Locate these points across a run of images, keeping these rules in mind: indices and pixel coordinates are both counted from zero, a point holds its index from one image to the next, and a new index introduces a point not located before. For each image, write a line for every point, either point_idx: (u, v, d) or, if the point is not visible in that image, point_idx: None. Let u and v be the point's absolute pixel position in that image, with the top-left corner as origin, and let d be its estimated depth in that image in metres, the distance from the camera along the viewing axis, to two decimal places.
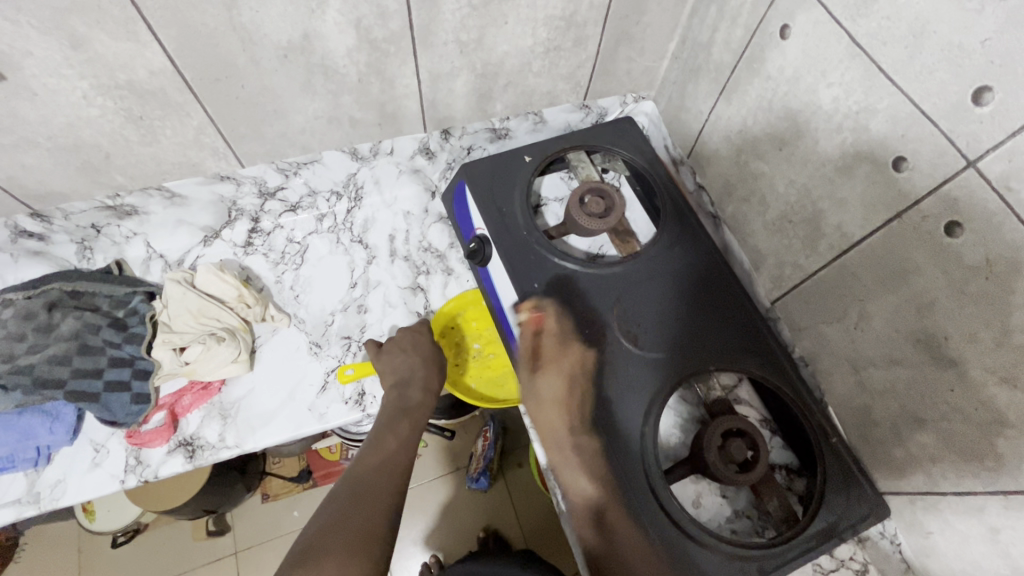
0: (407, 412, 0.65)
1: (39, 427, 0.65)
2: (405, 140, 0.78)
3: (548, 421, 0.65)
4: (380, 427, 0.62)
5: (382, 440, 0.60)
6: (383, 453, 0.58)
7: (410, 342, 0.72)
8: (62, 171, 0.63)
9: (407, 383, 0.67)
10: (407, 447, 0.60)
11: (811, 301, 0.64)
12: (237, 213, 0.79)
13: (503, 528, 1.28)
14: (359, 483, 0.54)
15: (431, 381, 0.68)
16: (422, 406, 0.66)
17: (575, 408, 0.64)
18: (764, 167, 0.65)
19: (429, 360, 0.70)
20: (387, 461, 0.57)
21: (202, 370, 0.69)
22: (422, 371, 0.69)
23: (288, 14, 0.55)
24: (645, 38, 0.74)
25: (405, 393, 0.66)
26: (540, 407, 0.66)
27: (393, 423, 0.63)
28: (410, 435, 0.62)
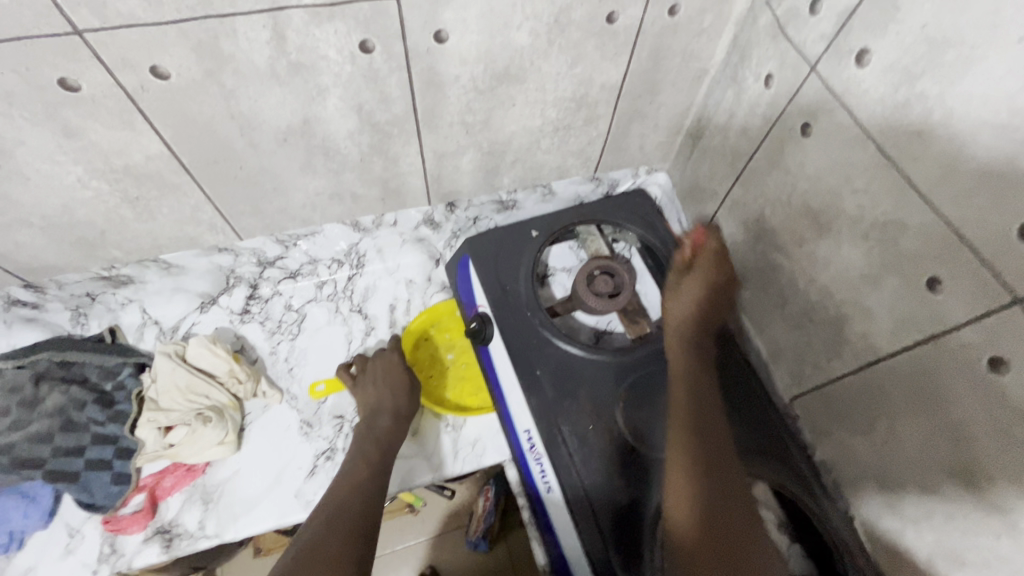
0: (377, 441, 0.65)
1: (13, 511, 0.63)
2: (410, 213, 0.76)
3: (676, 319, 0.61)
4: (351, 458, 0.63)
5: (353, 471, 0.61)
6: (350, 484, 0.59)
7: (380, 371, 0.71)
8: (55, 247, 0.62)
9: (376, 412, 0.67)
10: (377, 473, 0.61)
11: (832, 405, 0.59)
12: (235, 280, 0.78)
13: None
14: (332, 512, 0.54)
15: (402, 410, 0.68)
16: (391, 432, 0.66)
17: (698, 348, 0.60)
18: (782, 259, 0.61)
19: (398, 389, 0.70)
20: (357, 490, 0.58)
21: (186, 453, 0.67)
22: (391, 400, 0.68)
23: (287, 102, 0.53)
24: (659, 117, 0.72)
25: (374, 422, 0.66)
26: (680, 302, 0.62)
27: (363, 451, 0.64)
28: (380, 463, 0.63)
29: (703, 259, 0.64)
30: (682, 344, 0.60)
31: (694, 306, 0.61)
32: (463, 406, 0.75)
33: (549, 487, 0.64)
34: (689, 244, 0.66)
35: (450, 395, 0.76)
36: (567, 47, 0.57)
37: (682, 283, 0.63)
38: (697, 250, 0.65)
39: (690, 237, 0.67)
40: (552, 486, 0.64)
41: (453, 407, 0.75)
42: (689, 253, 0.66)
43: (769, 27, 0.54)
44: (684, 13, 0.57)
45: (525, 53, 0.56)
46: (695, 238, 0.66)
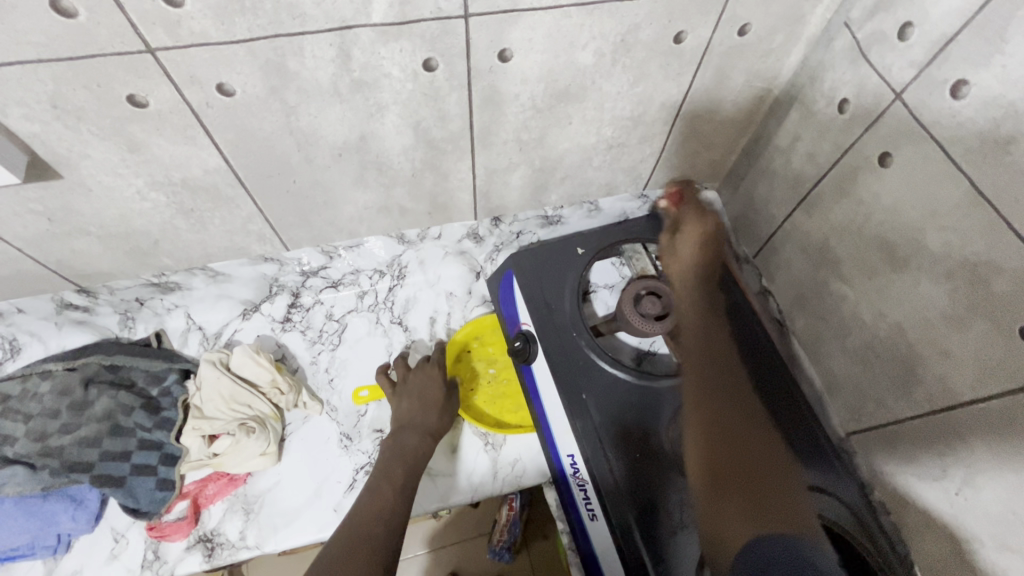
0: (402, 459, 0.63)
1: (62, 514, 0.63)
2: (454, 227, 0.75)
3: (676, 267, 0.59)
4: (377, 474, 0.61)
5: (376, 489, 0.59)
6: (377, 502, 0.57)
7: (416, 385, 0.71)
8: (110, 255, 0.63)
9: (406, 428, 0.66)
10: (404, 493, 0.59)
11: (897, 446, 0.57)
12: (278, 289, 0.78)
13: None
14: (355, 532, 0.52)
15: (431, 429, 0.67)
16: (418, 452, 0.64)
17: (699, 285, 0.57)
18: (846, 290, 0.59)
19: (430, 405, 0.69)
20: (385, 509, 0.56)
21: (230, 463, 0.67)
22: (422, 417, 0.68)
23: (347, 118, 0.53)
24: (716, 135, 0.70)
25: (402, 440, 0.65)
26: (672, 255, 0.60)
27: (389, 470, 0.62)
28: (407, 483, 0.60)
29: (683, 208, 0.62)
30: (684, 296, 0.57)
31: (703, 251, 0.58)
32: (500, 423, 0.75)
33: (593, 515, 0.63)
34: (668, 197, 0.67)
35: (487, 410, 0.76)
36: (630, 66, 0.56)
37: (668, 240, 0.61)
38: (677, 197, 0.65)
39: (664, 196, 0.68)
40: (596, 515, 0.62)
41: (490, 423, 0.74)
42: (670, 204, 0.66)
43: (847, 50, 0.52)
44: (756, 32, 0.55)
45: (588, 72, 0.55)
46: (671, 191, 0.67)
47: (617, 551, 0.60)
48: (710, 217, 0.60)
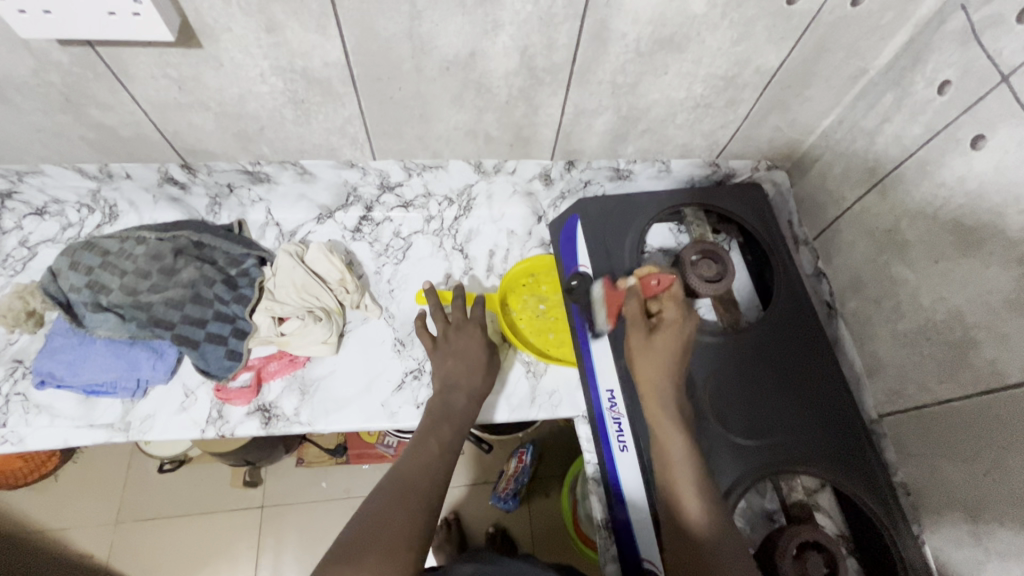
0: (450, 418, 0.65)
1: (144, 361, 0.70)
2: (530, 164, 0.78)
3: (652, 386, 0.63)
4: (424, 429, 0.64)
5: (423, 444, 0.62)
6: (425, 458, 0.60)
7: (460, 344, 0.71)
8: (219, 134, 0.68)
9: (452, 389, 0.67)
10: (449, 453, 0.61)
11: (933, 428, 0.59)
12: (354, 199, 0.82)
13: (512, 527, 1.30)
14: (403, 487, 0.55)
15: (476, 391, 0.68)
16: (465, 414, 0.66)
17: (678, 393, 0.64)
18: (907, 273, 0.60)
19: (475, 367, 0.69)
20: (433, 465, 0.59)
21: (295, 344, 0.72)
22: (467, 379, 0.68)
23: (463, 32, 0.56)
24: (801, 111, 0.71)
25: (450, 399, 0.67)
26: (649, 364, 0.64)
27: (436, 428, 0.64)
28: (452, 444, 0.63)
29: (667, 307, 0.67)
30: (667, 392, 0.63)
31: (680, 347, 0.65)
32: (543, 352, 0.78)
33: (624, 446, 0.66)
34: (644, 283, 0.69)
35: (531, 339, 0.79)
36: (738, 23, 0.57)
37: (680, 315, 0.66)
38: (664, 293, 0.68)
39: (642, 278, 0.69)
40: (627, 446, 0.66)
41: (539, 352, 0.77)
42: (649, 296, 0.69)
43: (958, 32, 0.53)
44: (870, 4, 0.56)
45: (695, 22, 0.57)
46: (651, 280, 0.68)
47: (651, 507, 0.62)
48: (690, 321, 0.67)
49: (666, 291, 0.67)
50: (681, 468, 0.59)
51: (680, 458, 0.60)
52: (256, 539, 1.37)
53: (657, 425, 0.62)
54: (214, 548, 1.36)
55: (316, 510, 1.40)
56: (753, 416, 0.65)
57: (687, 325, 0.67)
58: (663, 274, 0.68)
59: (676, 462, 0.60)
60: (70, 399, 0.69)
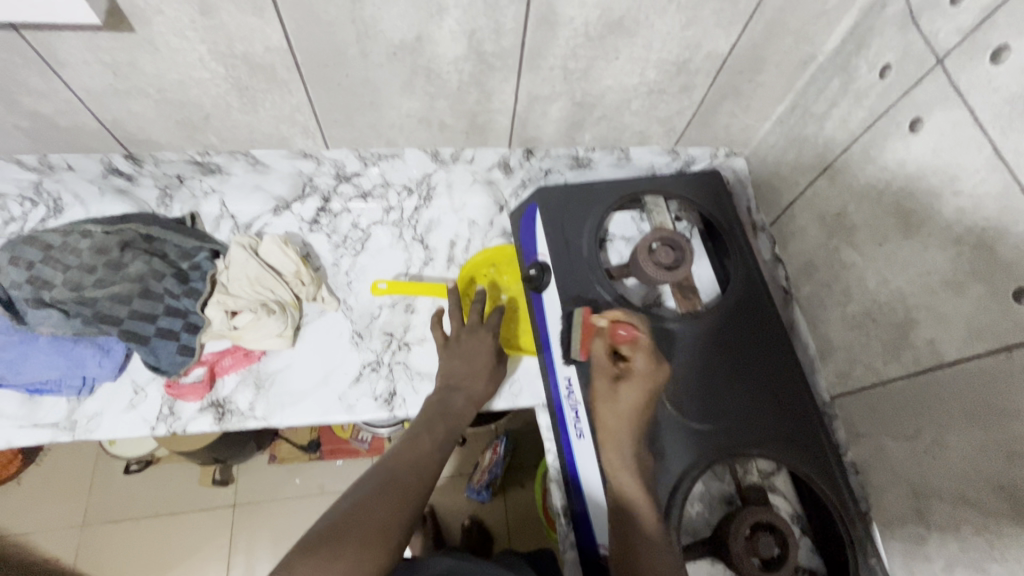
0: (444, 416, 0.64)
1: (90, 358, 0.68)
2: (487, 152, 0.78)
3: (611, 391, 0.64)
4: (419, 424, 0.63)
5: (416, 440, 0.60)
6: (417, 452, 0.58)
7: (466, 346, 0.70)
8: (163, 123, 0.66)
9: (454, 390, 0.67)
10: (441, 451, 0.60)
11: (878, 408, 0.60)
12: (311, 190, 0.80)
13: (486, 518, 1.30)
14: (391, 479, 0.54)
15: (476, 396, 0.68)
16: (461, 415, 0.66)
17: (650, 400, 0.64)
18: (855, 256, 0.61)
19: (480, 372, 0.69)
20: (424, 460, 0.58)
21: (248, 338, 0.71)
22: (470, 382, 0.68)
23: (407, 15, 0.55)
24: (754, 97, 0.71)
25: (448, 399, 0.66)
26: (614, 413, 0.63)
27: (430, 426, 0.63)
28: (445, 442, 0.62)
29: (636, 356, 0.64)
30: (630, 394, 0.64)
31: (637, 403, 0.63)
32: (502, 342, 0.77)
33: (580, 433, 0.66)
34: (613, 328, 0.66)
35: (491, 329, 0.78)
36: (685, 7, 0.57)
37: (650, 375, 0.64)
38: (631, 343, 0.65)
39: (612, 322, 0.66)
40: (584, 433, 0.66)
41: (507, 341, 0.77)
42: (616, 341, 0.66)
43: (898, 16, 0.54)
44: None
45: (642, 6, 0.57)
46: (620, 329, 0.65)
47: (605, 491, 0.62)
48: (660, 372, 0.64)
49: (632, 345, 0.65)
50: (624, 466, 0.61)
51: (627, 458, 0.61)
52: (227, 539, 1.35)
53: (613, 476, 0.61)
54: (184, 548, 1.34)
55: (289, 507, 1.39)
56: (708, 399, 0.66)
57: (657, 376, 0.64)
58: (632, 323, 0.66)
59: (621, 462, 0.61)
60: (13, 399, 0.67)
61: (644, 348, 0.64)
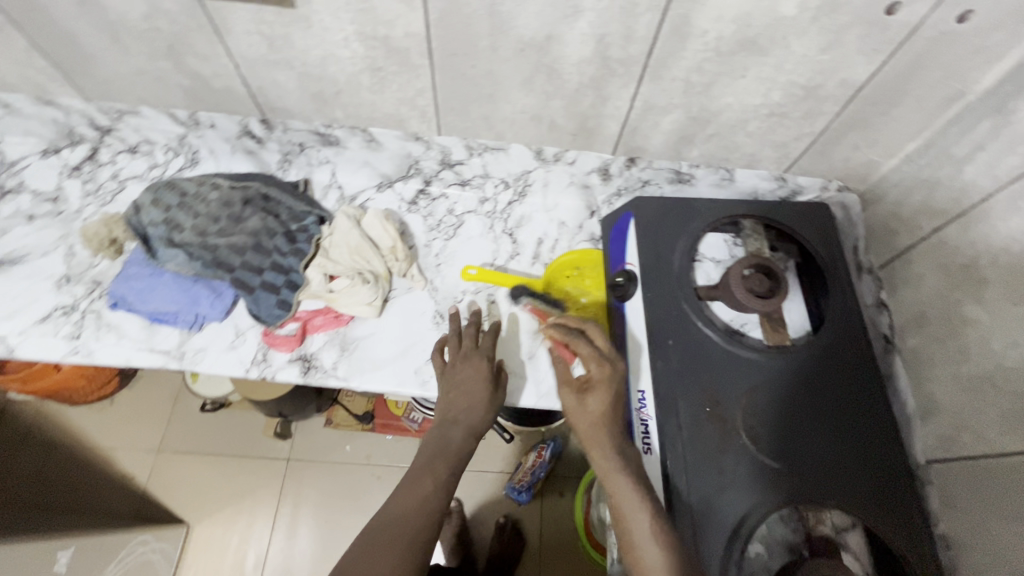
0: (445, 454, 0.61)
1: (204, 298, 0.74)
2: (590, 156, 0.79)
3: (591, 438, 0.63)
4: (416, 467, 0.59)
5: (416, 482, 0.58)
6: (416, 498, 0.56)
7: (461, 375, 0.68)
8: (299, 94, 0.71)
9: (450, 423, 0.64)
10: (443, 491, 0.58)
11: (984, 481, 0.55)
12: (414, 172, 0.84)
13: (522, 520, 1.31)
14: (388, 530, 0.52)
15: (475, 427, 0.65)
16: (462, 452, 0.62)
17: (617, 437, 0.63)
18: (980, 314, 0.56)
19: (476, 402, 0.66)
20: (423, 506, 0.55)
21: (342, 301, 0.75)
22: (467, 415, 0.65)
23: (543, 14, 0.56)
24: (883, 132, 0.67)
25: (447, 434, 0.63)
26: (584, 421, 0.64)
27: (431, 463, 0.60)
28: (448, 483, 0.59)
29: (587, 359, 0.67)
30: (602, 440, 0.62)
31: (605, 404, 0.64)
32: None
33: (648, 449, 0.64)
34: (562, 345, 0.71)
35: None
36: (828, 29, 0.55)
37: (607, 380, 0.65)
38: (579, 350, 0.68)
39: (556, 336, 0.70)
40: (652, 448, 0.64)
41: (571, 342, 0.76)
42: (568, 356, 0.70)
43: None
44: (977, 21, 0.52)
45: (782, 25, 0.55)
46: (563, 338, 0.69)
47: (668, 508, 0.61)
48: (614, 368, 0.66)
49: (583, 353, 0.67)
50: (632, 512, 0.56)
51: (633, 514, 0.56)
52: (278, 489, 1.44)
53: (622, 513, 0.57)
54: (240, 490, 1.44)
55: (339, 472, 1.46)
56: (790, 437, 0.63)
57: (614, 373, 0.66)
58: (571, 330, 0.70)
59: (626, 508, 0.57)
60: (135, 322, 0.74)
61: (591, 351, 0.67)
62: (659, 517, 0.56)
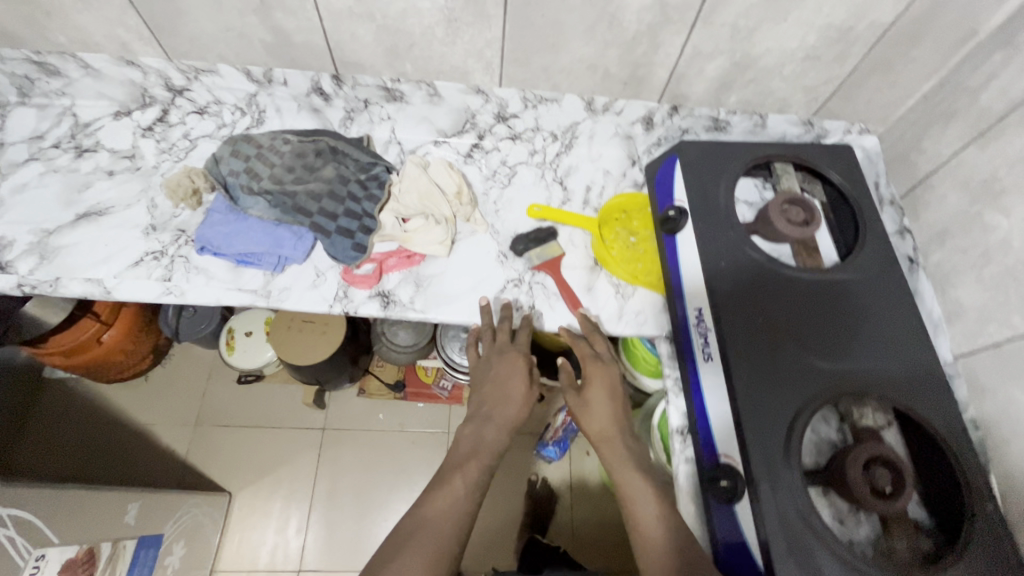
0: (478, 453, 0.68)
1: (286, 242, 0.80)
2: (636, 105, 0.86)
3: (600, 434, 0.70)
4: (448, 465, 0.66)
5: (448, 480, 0.65)
6: (448, 499, 0.63)
7: (500, 371, 0.74)
8: (374, 47, 0.77)
9: (484, 420, 0.71)
10: (476, 488, 0.65)
11: (1011, 363, 0.63)
12: (469, 127, 0.91)
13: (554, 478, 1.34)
14: (421, 527, 0.60)
15: (508, 422, 0.72)
16: (495, 445, 0.69)
17: (625, 435, 0.70)
18: (1001, 219, 0.65)
19: (509, 398, 0.73)
20: (456, 504, 0.62)
21: (416, 241, 0.81)
22: (501, 411, 0.72)
23: None
24: (904, 73, 0.75)
25: (480, 431, 0.70)
26: (591, 418, 0.71)
27: (464, 462, 0.67)
28: (478, 480, 0.66)
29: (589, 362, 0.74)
30: (612, 438, 0.69)
31: (611, 403, 0.72)
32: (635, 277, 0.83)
33: (708, 357, 0.72)
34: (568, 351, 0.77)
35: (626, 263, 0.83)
36: None
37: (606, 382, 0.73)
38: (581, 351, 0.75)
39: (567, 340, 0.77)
40: (712, 356, 0.71)
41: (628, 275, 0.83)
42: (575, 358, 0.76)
43: None
44: None
45: None
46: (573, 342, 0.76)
47: (730, 403, 0.68)
48: (614, 369, 0.74)
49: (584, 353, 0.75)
50: (640, 496, 0.63)
51: (637, 494, 0.64)
52: (316, 456, 1.48)
53: (628, 496, 0.64)
54: (279, 459, 1.47)
55: (375, 439, 1.51)
56: (836, 341, 0.71)
57: (613, 373, 0.74)
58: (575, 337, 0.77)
59: (634, 493, 0.64)
60: (222, 265, 0.79)
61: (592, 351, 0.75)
62: (662, 501, 0.63)
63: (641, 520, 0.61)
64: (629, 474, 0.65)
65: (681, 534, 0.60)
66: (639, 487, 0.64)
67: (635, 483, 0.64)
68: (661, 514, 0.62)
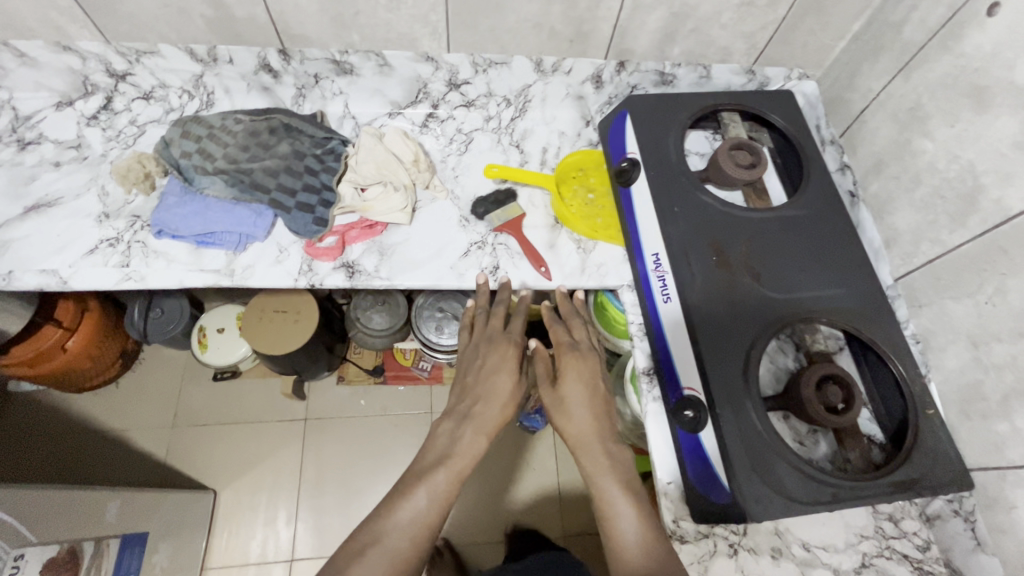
0: (450, 459, 0.64)
1: (246, 220, 0.79)
2: (585, 63, 0.88)
3: (580, 432, 0.67)
4: (419, 471, 0.63)
5: (419, 482, 0.62)
6: (417, 506, 0.60)
7: (489, 363, 0.74)
8: (318, 17, 0.77)
9: (463, 421, 0.68)
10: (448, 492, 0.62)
11: (943, 277, 0.67)
12: (423, 96, 0.91)
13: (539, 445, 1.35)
14: (385, 537, 0.57)
15: (488, 426, 0.68)
16: (472, 449, 0.66)
17: (609, 433, 0.67)
18: (927, 143, 0.69)
19: (491, 398, 0.71)
20: (424, 511, 0.59)
21: (376, 210, 0.82)
22: (483, 410, 0.69)
23: None
24: (833, 14, 0.79)
25: (456, 434, 0.67)
26: (572, 415, 0.69)
27: (436, 468, 0.63)
28: (451, 486, 0.62)
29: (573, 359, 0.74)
30: (593, 439, 0.66)
31: (593, 402, 0.70)
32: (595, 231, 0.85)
33: (667, 298, 0.74)
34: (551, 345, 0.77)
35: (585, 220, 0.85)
36: None
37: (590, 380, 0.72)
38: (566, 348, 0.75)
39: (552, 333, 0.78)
40: (671, 296, 0.74)
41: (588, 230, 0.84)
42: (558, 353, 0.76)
43: None
44: None
45: None
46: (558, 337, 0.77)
47: (691, 337, 0.70)
48: (599, 365, 0.74)
49: (569, 348, 0.75)
50: (620, 497, 0.61)
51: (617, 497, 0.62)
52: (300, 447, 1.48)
53: (606, 501, 0.62)
54: (262, 453, 1.47)
55: (358, 424, 1.51)
56: (787, 273, 0.74)
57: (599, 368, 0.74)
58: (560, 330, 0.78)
59: (614, 497, 0.61)
60: (182, 248, 0.78)
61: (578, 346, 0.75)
62: (642, 507, 0.61)
63: (619, 529, 0.59)
64: (608, 474, 0.63)
65: (660, 544, 0.58)
66: (618, 492, 0.62)
67: (615, 488, 0.62)
68: (641, 523, 0.59)
